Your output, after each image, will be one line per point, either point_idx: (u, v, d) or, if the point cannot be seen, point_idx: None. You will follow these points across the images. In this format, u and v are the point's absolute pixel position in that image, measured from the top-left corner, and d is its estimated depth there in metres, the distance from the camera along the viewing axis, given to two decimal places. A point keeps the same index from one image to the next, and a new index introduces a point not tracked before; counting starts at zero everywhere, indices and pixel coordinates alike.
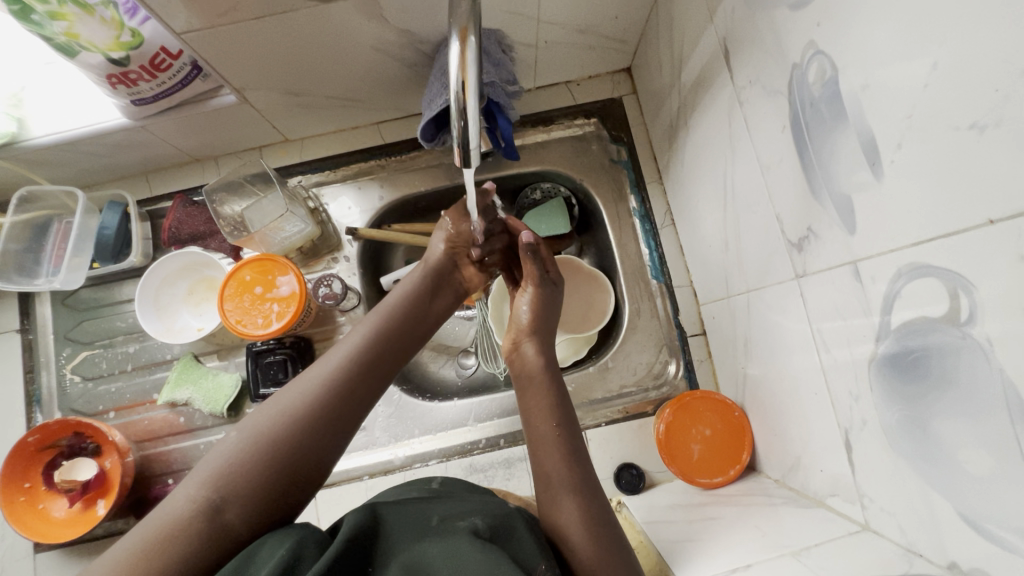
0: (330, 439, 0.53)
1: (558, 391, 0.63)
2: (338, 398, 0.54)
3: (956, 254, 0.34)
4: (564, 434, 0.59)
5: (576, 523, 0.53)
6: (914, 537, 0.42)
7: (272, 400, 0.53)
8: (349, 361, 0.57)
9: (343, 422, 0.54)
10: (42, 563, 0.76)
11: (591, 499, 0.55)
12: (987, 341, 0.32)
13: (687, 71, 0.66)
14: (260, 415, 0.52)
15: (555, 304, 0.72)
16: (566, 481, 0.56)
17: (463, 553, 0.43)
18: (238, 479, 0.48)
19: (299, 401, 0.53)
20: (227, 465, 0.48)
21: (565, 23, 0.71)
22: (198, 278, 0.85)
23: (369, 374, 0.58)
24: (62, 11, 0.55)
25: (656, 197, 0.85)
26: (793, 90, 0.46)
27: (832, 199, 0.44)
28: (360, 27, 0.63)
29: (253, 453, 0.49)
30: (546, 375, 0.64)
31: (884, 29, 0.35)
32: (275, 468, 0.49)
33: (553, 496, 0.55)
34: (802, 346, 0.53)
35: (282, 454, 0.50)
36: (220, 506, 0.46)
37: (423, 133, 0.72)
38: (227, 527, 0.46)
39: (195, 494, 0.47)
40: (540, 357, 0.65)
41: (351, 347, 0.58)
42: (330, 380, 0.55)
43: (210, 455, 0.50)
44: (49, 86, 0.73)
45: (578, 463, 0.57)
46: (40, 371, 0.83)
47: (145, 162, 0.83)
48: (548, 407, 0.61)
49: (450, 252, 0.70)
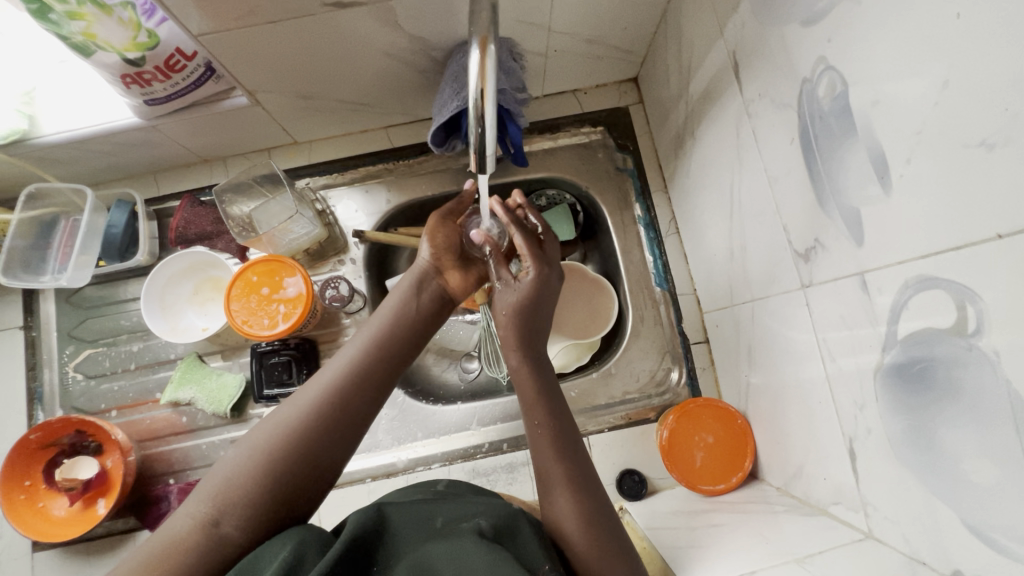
0: (327, 450, 0.52)
1: (545, 384, 0.61)
2: (336, 409, 0.53)
3: (964, 268, 0.35)
4: (549, 427, 0.58)
5: (571, 516, 0.53)
6: (918, 545, 0.43)
7: (270, 416, 0.53)
8: (343, 373, 0.56)
9: (342, 433, 0.53)
10: (40, 562, 0.76)
11: (583, 489, 0.54)
12: (994, 353, 0.33)
13: (695, 82, 0.67)
14: (258, 432, 0.52)
15: (543, 304, 0.65)
16: (556, 472, 0.55)
17: (467, 555, 0.43)
18: (239, 492, 0.48)
19: (295, 416, 0.52)
20: (228, 479, 0.48)
21: (575, 33, 0.72)
22: (204, 278, 0.85)
23: (365, 385, 0.56)
24: (80, 11, 0.55)
25: (660, 206, 0.86)
26: (803, 104, 0.47)
27: (840, 211, 0.45)
28: (374, 33, 0.63)
29: (252, 466, 0.49)
30: (533, 371, 0.62)
31: (896, 47, 0.36)
32: (274, 482, 0.49)
33: (547, 488, 0.55)
34: (807, 355, 0.54)
35: (281, 471, 0.49)
36: (217, 520, 0.46)
37: (433, 138, 0.73)
38: (227, 540, 0.46)
39: (197, 510, 0.47)
40: (520, 357, 0.62)
41: (346, 359, 0.57)
42: (325, 393, 0.54)
43: (214, 471, 0.50)
44: (61, 85, 0.74)
45: (568, 454, 0.57)
46: (42, 369, 0.83)
47: (154, 161, 0.83)
48: (535, 399, 0.60)
49: (431, 261, 0.67)
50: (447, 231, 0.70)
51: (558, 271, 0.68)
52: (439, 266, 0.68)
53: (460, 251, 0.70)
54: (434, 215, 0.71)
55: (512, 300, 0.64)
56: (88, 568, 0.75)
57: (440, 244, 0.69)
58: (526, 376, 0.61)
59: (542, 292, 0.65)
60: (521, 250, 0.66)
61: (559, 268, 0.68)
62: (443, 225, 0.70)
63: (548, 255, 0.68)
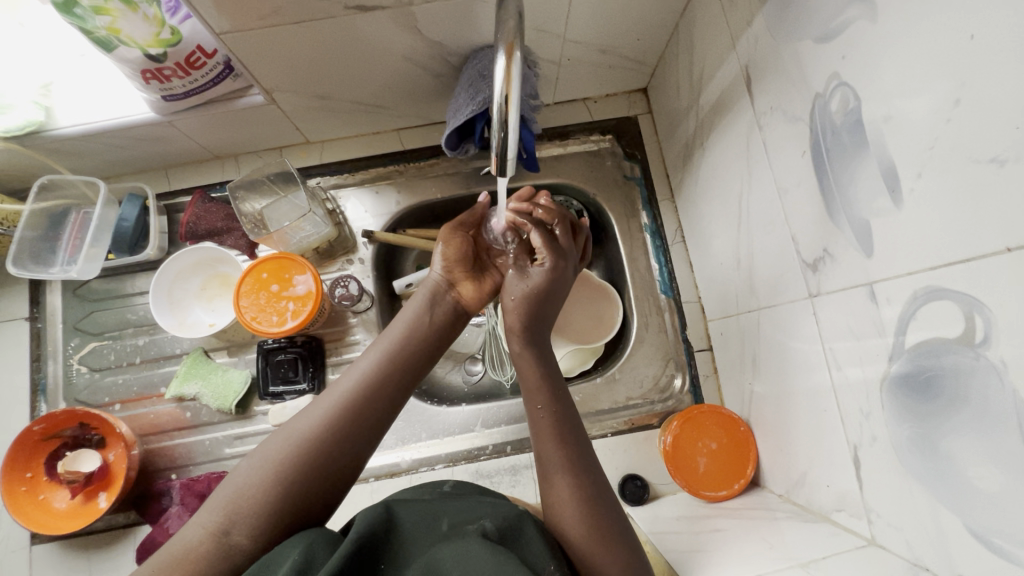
0: (341, 462, 0.52)
1: (547, 368, 0.62)
2: (349, 424, 0.53)
3: (973, 279, 0.36)
4: (551, 411, 0.59)
5: (569, 501, 0.53)
6: (922, 551, 0.44)
7: (283, 428, 0.53)
8: (356, 388, 0.56)
9: (353, 446, 0.53)
10: (38, 556, 0.75)
11: (582, 474, 0.55)
12: (1001, 363, 0.34)
13: (706, 94, 0.69)
14: (270, 444, 0.52)
15: (554, 295, 0.67)
16: (556, 456, 0.56)
17: (473, 555, 0.42)
18: (251, 501, 0.48)
19: (308, 428, 0.52)
20: (242, 488, 0.49)
21: (589, 43, 0.74)
22: (212, 274, 0.85)
23: (377, 401, 0.56)
24: (106, 7, 0.55)
25: (667, 214, 0.88)
26: (815, 117, 0.49)
27: (851, 223, 0.46)
28: (393, 37, 0.64)
29: (265, 478, 0.49)
30: (534, 355, 0.63)
31: (909, 66, 0.38)
32: (287, 492, 0.49)
33: (547, 474, 0.56)
34: (813, 364, 0.55)
35: (293, 482, 0.49)
36: (227, 529, 0.47)
37: (447, 141, 0.74)
38: (236, 549, 0.46)
39: (207, 521, 0.47)
40: (523, 342, 0.64)
41: (360, 373, 0.57)
42: (339, 407, 0.54)
43: (228, 480, 0.50)
44: (78, 78, 0.74)
45: (569, 438, 0.57)
46: (46, 361, 0.82)
47: (167, 156, 0.84)
48: (537, 384, 0.61)
49: (444, 274, 0.67)
50: (456, 243, 0.69)
51: (572, 262, 0.68)
52: (451, 277, 0.68)
53: (472, 261, 0.70)
54: (445, 224, 0.71)
55: (524, 289, 0.66)
56: (87, 561, 0.75)
57: (452, 254, 0.68)
58: (528, 359, 0.63)
59: (554, 284, 0.66)
60: (537, 243, 0.67)
61: (573, 260, 0.69)
62: (452, 236, 0.69)
63: (563, 247, 0.68)
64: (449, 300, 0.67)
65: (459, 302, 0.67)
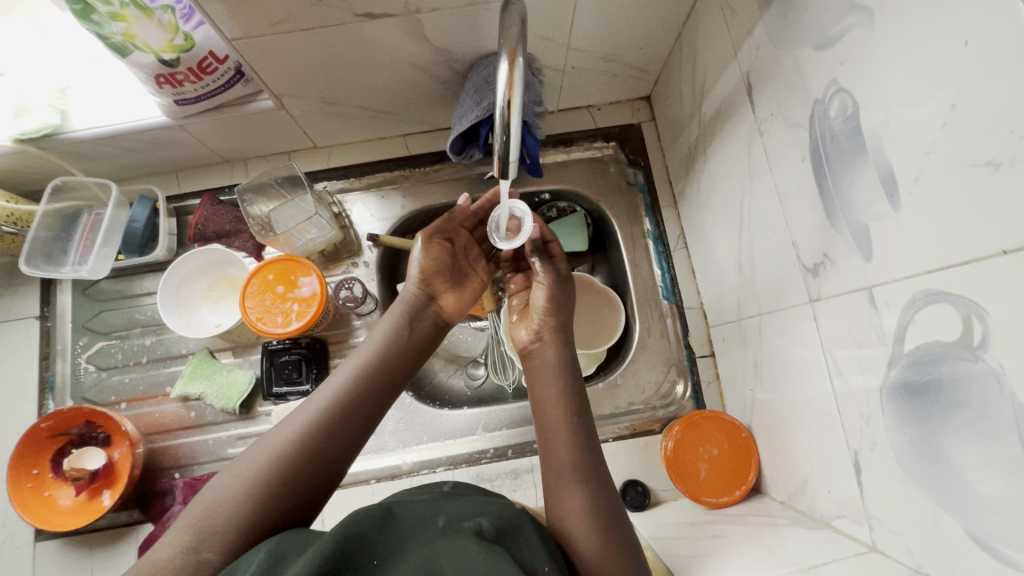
0: (320, 470, 0.53)
1: (569, 380, 0.63)
2: (324, 434, 0.54)
3: (972, 283, 0.36)
4: (574, 420, 0.60)
5: (581, 513, 0.53)
6: (922, 557, 0.43)
7: (257, 443, 0.53)
8: (332, 402, 0.56)
9: (331, 454, 0.54)
10: (40, 553, 0.76)
11: (594, 487, 0.55)
12: (999, 368, 0.34)
13: (708, 101, 0.70)
14: (247, 458, 0.52)
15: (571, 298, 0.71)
16: (574, 467, 0.56)
17: (467, 554, 0.42)
18: (224, 515, 0.48)
19: (281, 442, 0.52)
20: (215, 503, 0.49)
21: (593, 50, 0.75)
22: (220, 275, 0.86)
23: (358, 412, 0.56)
24: (123, 13, 0.57)
25: (669, 220, 0.88)
26: (815, 125, 0.49)
27: (849, 228, 0.47)
28: (400, 44, 0.66)
29: (240, 492, 0.49)
30: (557, 364, 0.65)
31: (902, 72, 0.39)
32: (264, 506, 0.49)
33: (560, 485, 0.55)
34: (815, 371, 0.55)
35: (274, 494, 0.50)
36: (197, 547, 0.47)
37: (452, 146, 0.75)
38: (206, 564, 0.46)
39: (177, 538, 0.47)
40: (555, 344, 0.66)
41: (336, 384, 0.57)
42: (315, 419, 0.54)
43: (207, 490, 0.50)
44: (92, 82, 0.76)
45: (586, 447, 0.58)
46: (55, 359, 0.84)
47: (176, 160, 0.85)
48: (558, 394, 0.62)
49: (421, 286, 0.68)
50: (433, 252, 0.69)
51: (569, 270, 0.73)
52: (429, 290, 0.69)
53: (450, 270, 0.71)
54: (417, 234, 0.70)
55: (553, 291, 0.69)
56: (88, 560, 0.75)
57: (429, 266, 0.68)
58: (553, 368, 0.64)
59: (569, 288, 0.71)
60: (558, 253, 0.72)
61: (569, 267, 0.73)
62: (430, 244, 0.69)
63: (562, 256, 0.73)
64: (423, 312, 0.67)
65: (436, 314, 0.68)
